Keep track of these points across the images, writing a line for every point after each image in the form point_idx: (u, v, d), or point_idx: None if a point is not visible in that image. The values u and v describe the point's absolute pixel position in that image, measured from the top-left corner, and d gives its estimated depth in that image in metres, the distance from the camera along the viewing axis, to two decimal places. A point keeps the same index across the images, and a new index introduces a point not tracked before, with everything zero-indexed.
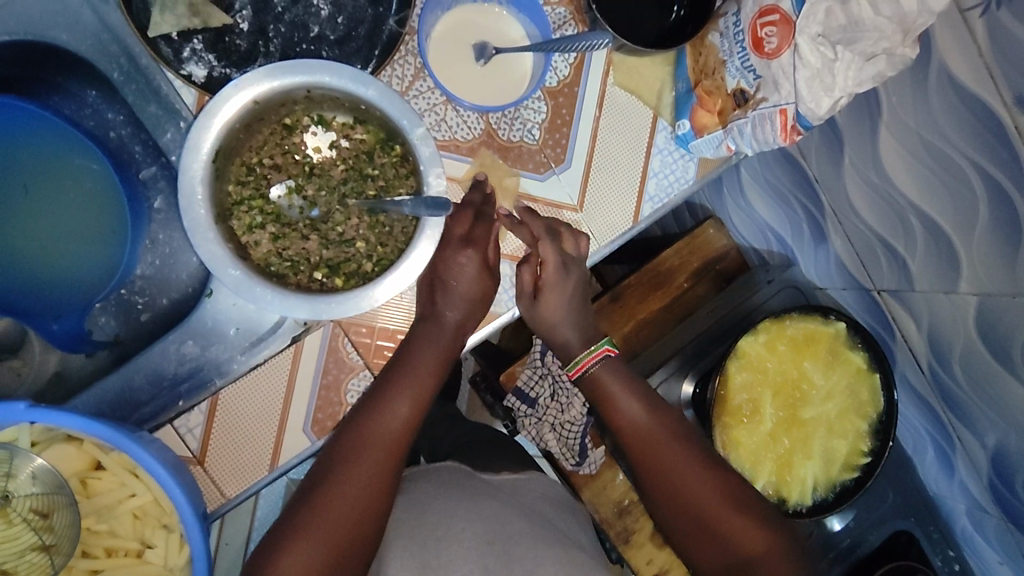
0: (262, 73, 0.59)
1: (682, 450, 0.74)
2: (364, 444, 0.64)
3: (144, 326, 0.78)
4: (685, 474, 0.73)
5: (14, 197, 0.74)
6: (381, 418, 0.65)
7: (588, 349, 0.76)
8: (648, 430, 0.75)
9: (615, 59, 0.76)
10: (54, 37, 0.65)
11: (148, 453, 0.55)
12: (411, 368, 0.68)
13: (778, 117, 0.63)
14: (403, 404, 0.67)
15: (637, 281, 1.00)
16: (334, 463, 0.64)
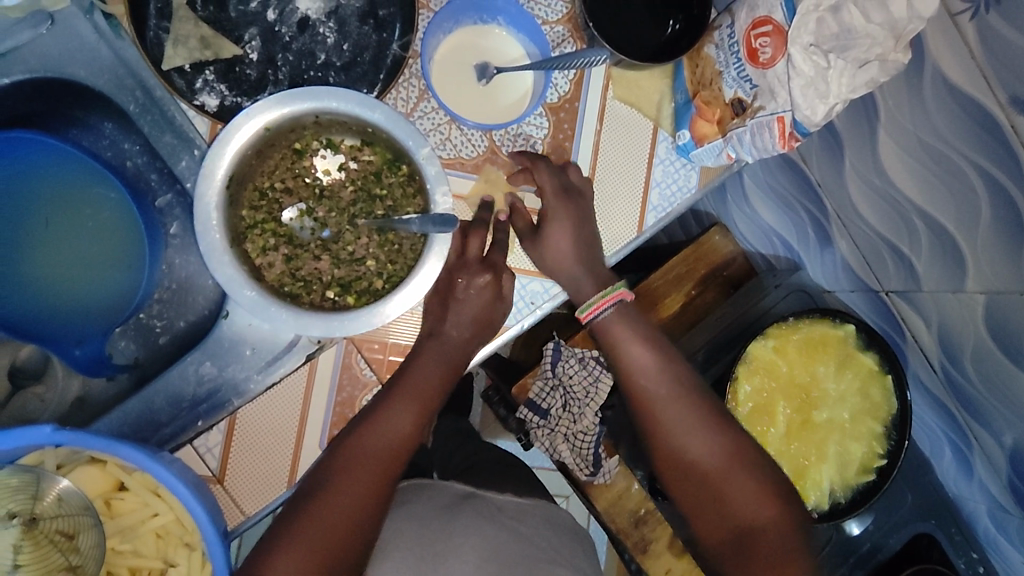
0: (272, 101, 0.61)
1: (687, 410, 0.74)
2: (360, 459, 0.64)
3: (162, 349, 0.79)
4: (689, 435, 0.74)
5: (36, 228, 0.77)
6: (380, 431, 0.66)
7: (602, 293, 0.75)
8: (655, 382, 0.75)
9: (613, 73, 0.77)
10: (73, 73, 0.68)
11: (171, 472, 0.57)
12: (410, 381, 0.69)
13: (777, 125, 0.64)
14: (402, 420, 0.67)
15: (650, 287, 0.99)
16: (329, 474, 0.64)
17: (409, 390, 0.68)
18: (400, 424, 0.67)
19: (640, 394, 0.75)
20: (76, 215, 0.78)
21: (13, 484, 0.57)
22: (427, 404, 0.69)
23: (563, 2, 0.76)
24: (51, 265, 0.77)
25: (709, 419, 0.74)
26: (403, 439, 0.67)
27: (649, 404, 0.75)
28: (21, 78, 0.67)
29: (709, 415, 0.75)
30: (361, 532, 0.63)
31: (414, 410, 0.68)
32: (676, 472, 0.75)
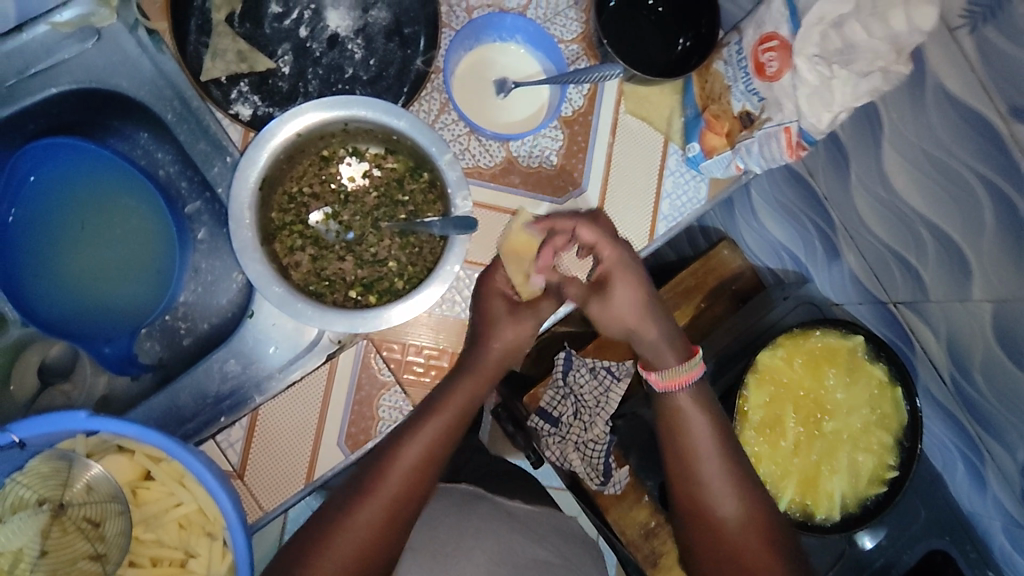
0: (303, 108, 0.64)
1: (726, 473, 0.73)
2: (377, 485, 0.65)
3: (186, 350, 0.83)
4: (722, 500, 0.73)
5: (70, 230, 0.80)
6: (400, 453, 0.66)
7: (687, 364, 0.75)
8: (704, 446, 0.74)
9: (625, 88, 0.81)
10: (116, 84, 0.73)
11: (199, 460, 0.58)
12: (438, 405, 0.69)
13: (784, 136, 0.67)
14: (420, 448, 0.67)
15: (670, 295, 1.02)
16: (349, 499, 0.65)
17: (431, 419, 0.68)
18: (419, 452, 0.67)
19: (682, 456, 0.75)
20: (113, 219, 0.81)
21: (47, 471, 0.60)
22: (450, 434, 0.69)
23: (577, 23, 0.80)
24: (86, 266, 0.80)
25: (739, 481, 0.74)
26: (419, 467, 0.66)
27: (686, 464, 0.74)
28: (68, 88, 0.72)
29: (742, 479, 0.74)
30: (376, 555, 0.63)
31: (434, 441, 0.68)
32: (697, 528, 0.74)
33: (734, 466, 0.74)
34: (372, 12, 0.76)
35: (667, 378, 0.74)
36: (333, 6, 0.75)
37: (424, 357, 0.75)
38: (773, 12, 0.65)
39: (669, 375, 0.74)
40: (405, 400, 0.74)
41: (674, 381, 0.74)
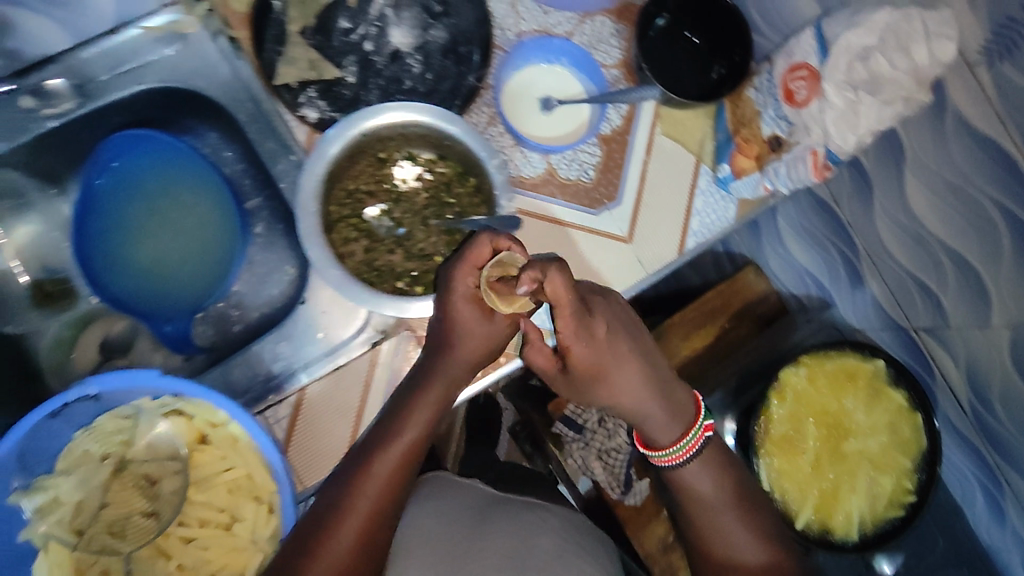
0: (367, 112, 0.70)
1: (744, 532, 0.73)
2: (332, 531, 0.62)
3: (236, 335, 0.87)
4: (750, 561, 0.71)
5: (141, 215, 0.85)
6: (354, 498, 0.63)
7: (679, 444, 0.72)
8: (723, 508, 0.73)
9: (662, 111, 0.86)
10: (197, 85, 0.80)
11: (256, 424, 0.62)
12: (400, 422, 0.68)
13: (810, 158, 0.71)
14: (374, 491, 0.64)
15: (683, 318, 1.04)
16: (304, 548, 0.61)
17: (388, 453, 0.66)
18: (378, 494, 0.64)
19: (702, 523, 0.73)
20: (177, 207, 0.86)
21: (112, 428, 0.65)
22: (405, 471, 0.67)
23: (619, 50, 0.86)
24: (150, 249, 0.86)
25: (759, 537, 0.73)
26: (374, 512, 0.64)
27: (709, 529, 0.73)
28: (153, 86, 0.80)
29: (761, 535, 0.73)
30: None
31: (390, 477, 0.66)
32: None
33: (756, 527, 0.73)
34: (431, 31, 0.83)
35: (675, 452, 0.73)
36: (397, 24, 0.82)
37: None
38: (803, 44, 0.70)
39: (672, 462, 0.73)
40: None
41: (676, 457, 0.73)
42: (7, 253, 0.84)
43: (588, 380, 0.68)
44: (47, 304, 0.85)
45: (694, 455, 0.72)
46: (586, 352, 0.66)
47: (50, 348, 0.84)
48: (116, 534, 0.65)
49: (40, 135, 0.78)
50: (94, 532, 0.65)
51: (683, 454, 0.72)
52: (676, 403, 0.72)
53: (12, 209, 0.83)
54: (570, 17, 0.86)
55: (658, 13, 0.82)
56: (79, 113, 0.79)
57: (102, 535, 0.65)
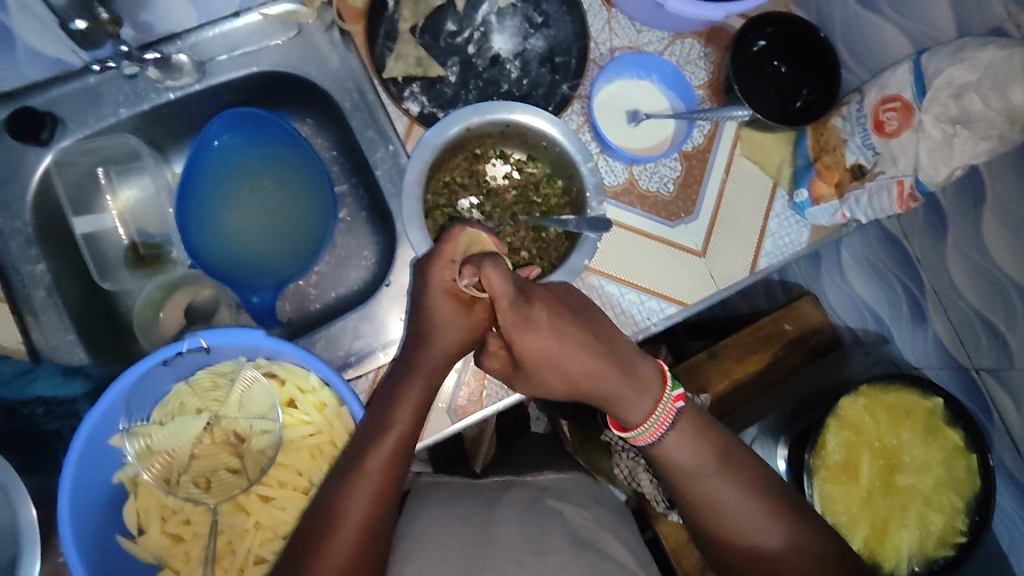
0: (473, 108, 0.75)
1: (743, 499, 0.72)
2: (332, 535, 0.60)
3: (314, 313, 0.92)
4: (760, 534, 0.72)
5: (239, 189, 0.89)
6: (343, 505, 0.62)
7: (648, 423, 0.73)
8: (714, 483, 0.73)
9: (742, 133, 0.89)
10: (307, 71, 0.85)
11: (350, 390, 0.66)
12: (388, 409, 0.66)
13: (896, 187, 0.74)
14: (369, 490, 0.62)
15: (734, 343, 1.09)
16: (307, 553, 0.60)
17: (377, 451, 0.64)
18: (370, 495, 0.62)
19: (703, 503, 0.73)
20: (276, 184, 0.89)
21: (209, 383, 0.70)
22: (397, 467, 0.65)
23: (705, 72, 0.90)
24: (245, 223, 0.88)
25: (766, 500, 0.73)
26: (372, 510, 0.62)
27: (710, 513, 0.73)
28: (267, 69, 0.85)
29: (767, 497, 0.73)
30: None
31: (383, 475, 0.63)
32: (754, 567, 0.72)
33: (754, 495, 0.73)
34: (531, 40, 0.87)
35: (642, 434, 0.73)
36: (499, 31, 0.87)
37: None
38: (898, 76, 0.73)
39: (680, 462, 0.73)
40: None
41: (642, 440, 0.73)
42: (112, 211, 0.88)
43: (542, 369, 0.70)
44: (140, 267, 0.88)
45: (694, 439, 0.73)
46: (534, 344, 0.68)
47: (141, 307, 0.86)
48: (202, 485, 0.69)
49: (157, 105, 0.83)
50: (181, 482, 0.69)
51: (693, 454, 0.73)
52: (637, 376, 0.73)
53: (122, 170, 0.88)
54: (661, 37, 0.89)
55: (756, 38, 0.85)
56: (196, 88, 0.83)
57: (188, 486, 0.69)
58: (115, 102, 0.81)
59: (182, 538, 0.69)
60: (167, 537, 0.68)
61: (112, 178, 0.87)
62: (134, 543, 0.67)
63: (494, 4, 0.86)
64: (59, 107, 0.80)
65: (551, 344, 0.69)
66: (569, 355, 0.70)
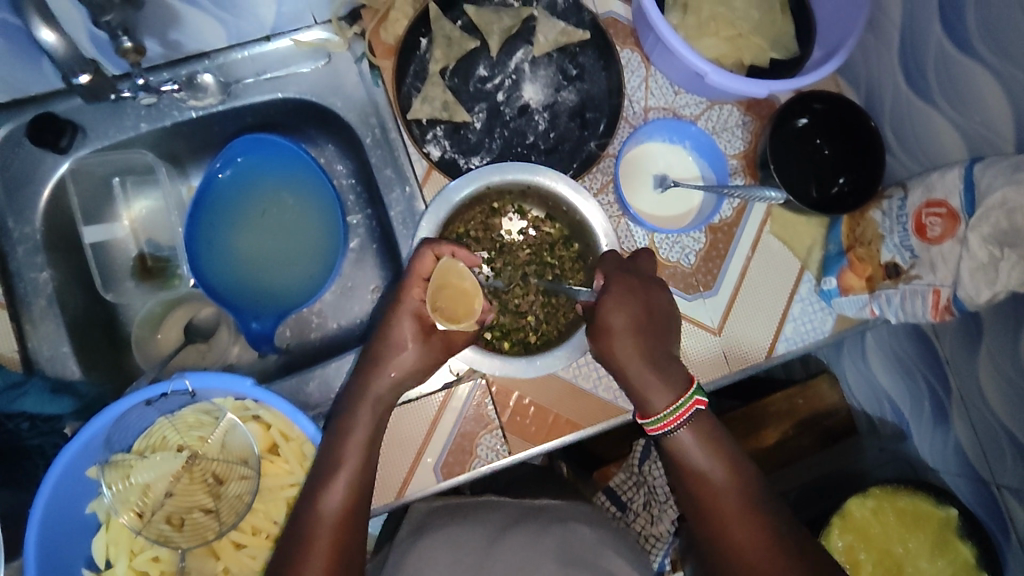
0: (496, 167, 0.75)
1: (714, 463, 0.68)
2: (315, 527, 0.62)
3: (312, 343, 0.90)
4: (715, 481, 0.67)
5: (251, 212, 0.87)
6: (323, 496, 0.64)
7: (676, 403, 0.69)
8: (689, 438, 0.68)
9: (773, 211, 0.85)
10: (331, 102, 0.83)
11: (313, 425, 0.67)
12: (341, 440, 0.66)
13: (931, 296, 0.70)
14: (348, 482, 0.64)
15: (743, 416, 1.03)
16: (294, 544, 0.62)
17: (350, 448, 0.65)
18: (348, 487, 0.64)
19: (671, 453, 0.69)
20: (294, 208, 0.87)
21: (194, 421, 0.68)
22: (371, 458, 0.67)
23: (742, 142, 0.86)
24: (259, 246, 0.87)
25: (731, 463, 0.68)
26: (351, 501, 0.64)
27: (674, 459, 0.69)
28: (292, 96, 0.83)
29: (733, 462, 0.68)
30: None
31: (359, 465, 0.65)
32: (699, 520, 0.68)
33: (720, 450, 0.69)
34: (563, 92, 0.84)
35: (658, 421, 0.69)
36: (531, 80, 0.84)
37: (528, 413, 0.79)
38: (947, 180, 0.68)
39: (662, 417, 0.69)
40: (504, 444, 0.78)
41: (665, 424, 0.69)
42: (124, 221, 0.88)
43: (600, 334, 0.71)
44: (146, 279, 0.88)
45: (672, 392, 0.69)
46: (618, 313, 0.70)
47: (140, 320, 0.86)
48: (175, 524, 0.68)
49: (178, 122, 0.82)
50: (155, 520, 0.68)
51: (667, 405, 0.69)
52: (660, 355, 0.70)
53: (138, 182, 0.87)
54: (699, 101, 0.86)
55: (801, 113, 0.81)
56: (219, 109, 0.82)
57: (160, 523, 0.68)
58: (138, 116, 0.80)
59: None
60: (133, 574, 0.68)
61: (127, 189, 0.87)
62: None
63: (529, 52, 0.84)
64: (80, 115, 0.79)
65: (634, 314, 0.71)
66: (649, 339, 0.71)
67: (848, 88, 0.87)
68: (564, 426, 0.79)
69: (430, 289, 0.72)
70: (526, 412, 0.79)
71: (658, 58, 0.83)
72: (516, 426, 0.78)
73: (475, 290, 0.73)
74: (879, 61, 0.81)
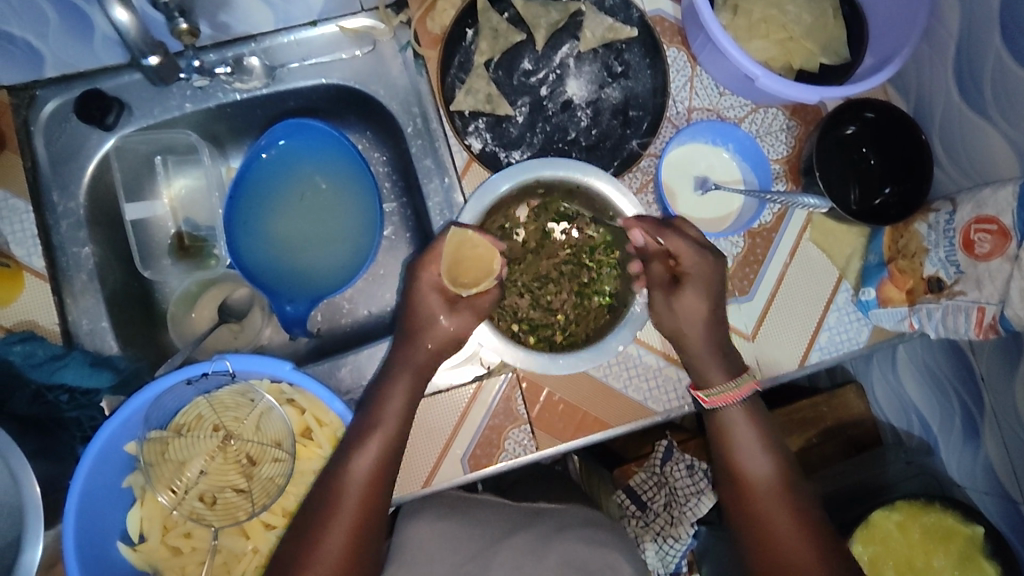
0: (548, 164, 0.75)
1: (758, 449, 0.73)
2: (342, 490, 0.64)
3: (342, 328, 0.90)
4: (752, 466, 0.72)
5: (294, 195, 0.87)
6: (346, 476, 0.64)
7: (735, 380, 0.74)
8: (737, 420, 0.74)
9: (814, 219, 0.84)
10: (373, 89, 0.83)
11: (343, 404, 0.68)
12: (379, 410, 0.67)
13: (976, 314, 0.68)
14: (378, 451, 0.65)
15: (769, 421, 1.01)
16: (315, 520, 0.63)
17: (379, 429, 0.66)
18: (371, 471, 0.64)
19: (718, 437, 0.74)
20: (329, 192, 0.87)
21: (230, 402, 0.70)
22: (399, 440, 0.67)
23: (785, 147, 0.85)
24: (294, 229, 0.87)
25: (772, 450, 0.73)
26: (372, 483, 0.64)
27: (719, 442, 0.74)
28: (336, 82, 0.83)
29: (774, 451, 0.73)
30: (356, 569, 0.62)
31: (384, 450, 0.65)
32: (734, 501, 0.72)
33: (765, 437, 0.73)
34: (607, 89, 0.84)
35: (717, 394, 0.73)
36: (575, 76, 0.84)
37: (557, 410, 0.79)
38: (1000, 198, 0.67)
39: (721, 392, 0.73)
40: (532, 439, 0.78)
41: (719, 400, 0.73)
42: (164, 199, 0.88)
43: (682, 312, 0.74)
44: (184, 258, 0.87)
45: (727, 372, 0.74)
46: (692, 296, 0.74)
47: (176, 299, 0.88)
48: (209, 501, 0.69)
49: (222, 104, 0.82)
50: (188, 497, 0.69)
51: (729, 380, 0.74)
52: (722, 345, 0.75)
53: (179, 161, 0.87)
54: (744, 103, 0.85)
55: (851, 121, 0.80)
56: (263, 92, 0.82)
57: (193, 501, 0.69)
58: (183, 96, 0.81)
59: (180, 551, 0.70)
60: (166, 549, 0.70)
61: (167, 167, 0.87)
62: (134, 550, 0.68)
63: (575, 47, 0.84)
64: (127, 93, 0.80)
65: (704, 301, 0.74)
66: (710, 327, 0.75)
67: (898, 98, 0.86)
68: (593, 424, 0.79)
69: (448, 263, 0.73)
70: (555, 408, 0.79)
71: (706, 58, 0.82)
72: (545, 422, 0.79)
73: (490, 253, 0.73)
74: (932, 72, 0.80)
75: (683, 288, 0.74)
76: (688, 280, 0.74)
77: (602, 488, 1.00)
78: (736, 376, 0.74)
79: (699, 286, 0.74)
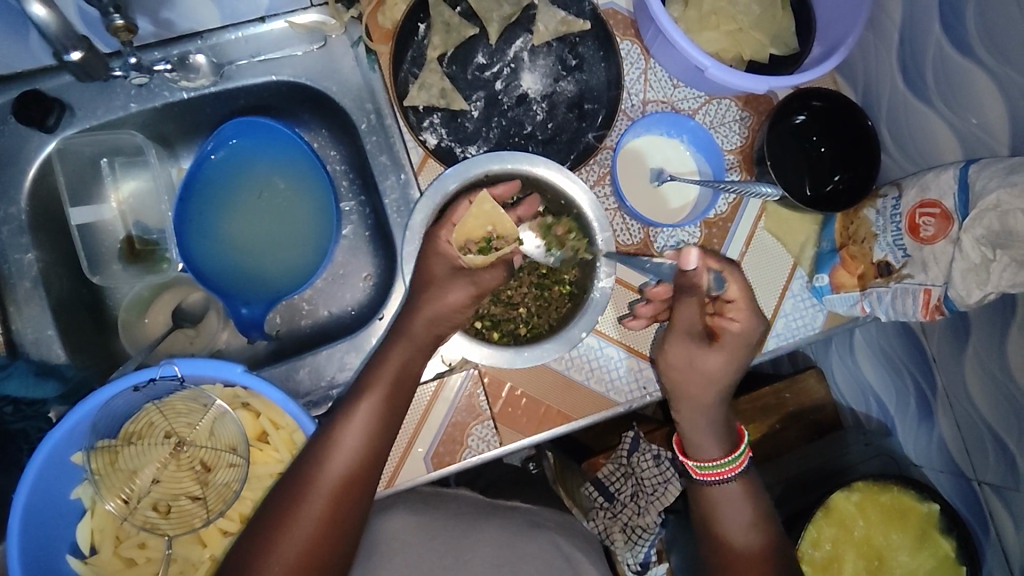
0: (493, 158, 0.76)
1: (742, 517, 0.73)
2: (315, 472, 0.61)
3: (302, 330, 0.89)
4: (724, 501, 0.74)
5: (247, 194, 0.86)
6: (329, 458, 0.62)
7: (731, 455, 0.75)
8: (729, 517, 0.73)
9: (768, 207, 0.85)
10: (326, 86, 0.81)
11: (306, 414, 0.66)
12: (364, 393, 0.66)
13: (922, 295, 0.71)
14: (363, 434, 0.64)
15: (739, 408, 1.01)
16: (284, 499, 0.61)
17: (364, 403, 0.65)
18: (360, 444, 0.63)
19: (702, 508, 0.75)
20: (287, 192, 0.86)
21: (182, 408, 0.68)
22: (388, 420, 0.66)
23: (739, 137, 0.86)
24: (249, 230, 0.85)
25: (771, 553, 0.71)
26: (354, 468, 0.62)
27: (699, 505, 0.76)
28: (287, 79, 0.81)
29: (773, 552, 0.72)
30: (326, 558, 0.59)
31: (370, 426, 0.64)
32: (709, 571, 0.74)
33: (757, 510, 0.73)
34: (561, 82, 0.84)
35: (709, 467, 0.75)
36: (530, 69, 0.84)
37: (518, 404, 0.79)
38: (942, 181, 0.69)
39: (709, 463, 0.75)
40: (496, 435, 0.78)
41: (711, 472, 0.74)
42: (112, 202, 0.85)
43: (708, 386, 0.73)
44: (133, 262, 0.84)
45: (726, 445, 0.75)
46: (717, 363, 0.73)
47: (127, 304, 0.85)
48: (162, 509, 0.68)
49: (169, 103, 0.80)
50: (141, 507, 0.67)
51: (723, 455, 0.74)
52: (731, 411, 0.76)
53: (126, 163, 0.84)
54: (697, 95, 0.85)
55: (799, 110, 0.82)
56: (211, 90, 0.80)
57: (147, 511, 0.67)
58: (127, 96, 0.78)
59: (135, 562, 0.69)
60: (119, 561, 0.68)
61: (115, 169, 0.84)
62: (85, 563, 0.67)
63: (529, 41, 0.84)
64: (69, 93, 0.77)
65: (728, 370, 0.73)
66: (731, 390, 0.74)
67: (847, 87, 0.88)
68: (557, 417, 0.79)
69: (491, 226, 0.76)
70: (518, 403, 0.79)
71: (658, 50, 0.82)
72: (507, 417, 0.78)
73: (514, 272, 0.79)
74: (877, 59, 0.82)
75: (712, 350, 0.72)
76: (725, 340, 0.73)
77: (574, 482, 0.99)
78: (734, 450, 0.75)
79: (730, 350, 0.73)
